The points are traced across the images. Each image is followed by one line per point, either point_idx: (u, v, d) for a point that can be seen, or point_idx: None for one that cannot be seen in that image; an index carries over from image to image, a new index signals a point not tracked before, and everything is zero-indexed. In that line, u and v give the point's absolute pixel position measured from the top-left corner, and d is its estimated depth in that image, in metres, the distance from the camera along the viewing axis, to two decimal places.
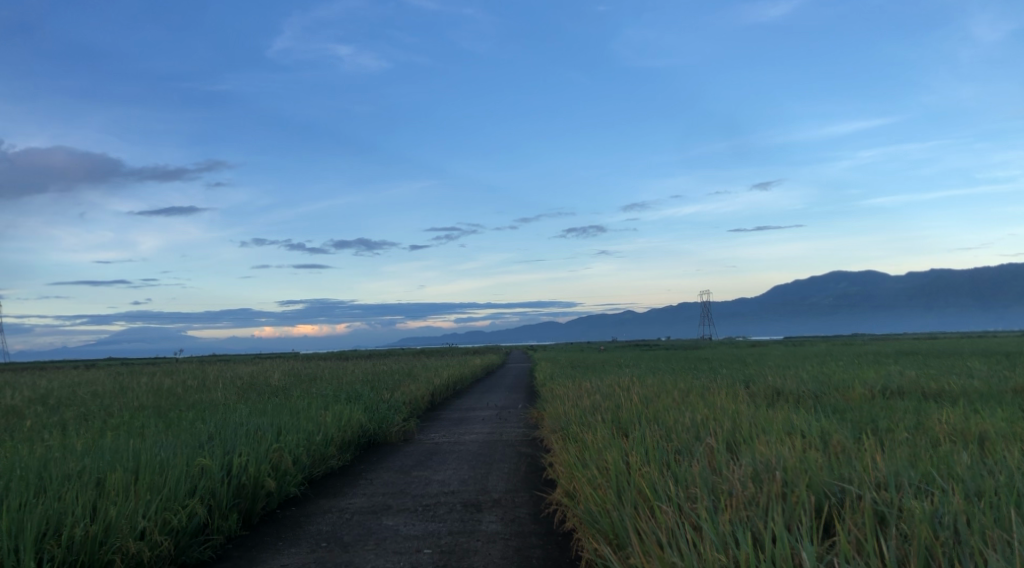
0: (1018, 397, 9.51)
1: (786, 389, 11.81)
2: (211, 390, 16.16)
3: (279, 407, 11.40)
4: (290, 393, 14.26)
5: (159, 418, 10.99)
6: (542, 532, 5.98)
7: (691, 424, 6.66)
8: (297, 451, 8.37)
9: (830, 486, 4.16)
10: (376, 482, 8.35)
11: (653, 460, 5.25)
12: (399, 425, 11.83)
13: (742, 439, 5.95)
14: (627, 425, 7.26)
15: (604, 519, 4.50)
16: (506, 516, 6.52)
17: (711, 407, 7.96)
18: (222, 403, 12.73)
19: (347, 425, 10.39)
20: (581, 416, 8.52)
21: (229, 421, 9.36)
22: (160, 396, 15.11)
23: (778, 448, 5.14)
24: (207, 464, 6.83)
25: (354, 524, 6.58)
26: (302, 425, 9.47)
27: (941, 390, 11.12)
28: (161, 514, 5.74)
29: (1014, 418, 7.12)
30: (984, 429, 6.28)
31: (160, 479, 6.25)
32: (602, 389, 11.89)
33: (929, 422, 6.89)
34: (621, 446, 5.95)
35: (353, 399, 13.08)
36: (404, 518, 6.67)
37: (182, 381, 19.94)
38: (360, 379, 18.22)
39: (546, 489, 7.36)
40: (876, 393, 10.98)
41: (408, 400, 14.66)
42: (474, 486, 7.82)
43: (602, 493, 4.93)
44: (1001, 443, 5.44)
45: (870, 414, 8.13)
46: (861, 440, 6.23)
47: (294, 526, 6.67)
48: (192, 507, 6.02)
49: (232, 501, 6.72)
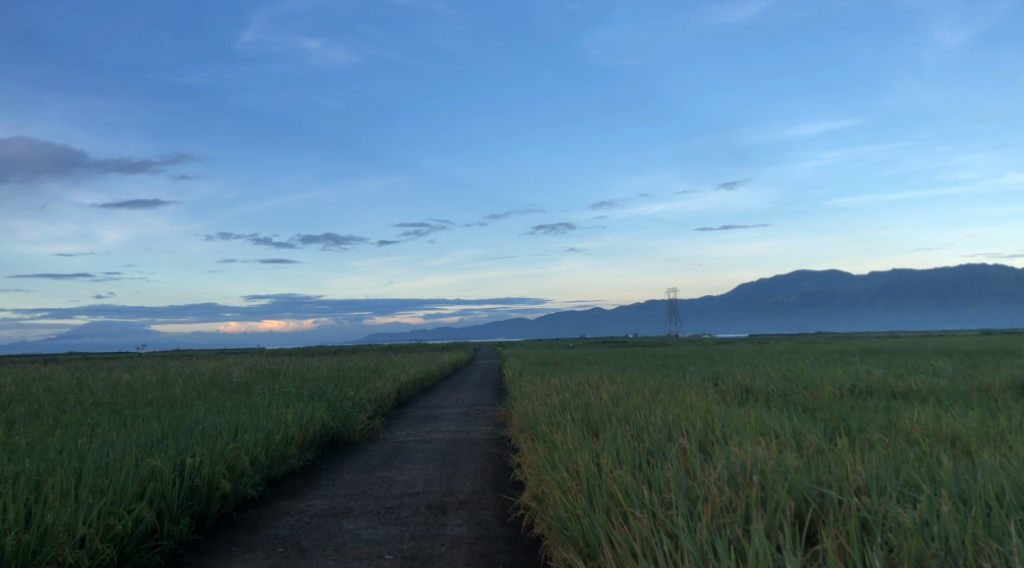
0: (985, 397, 9.56)
1: (755, 387, 11.78)
2: (170, 386, 15.65)
3: (239, 405, 11.01)
4: (251, 391, 13.82)
5: (113, 415, 10.53)
6: (509, 537, 5.77)
7: (663, 424, 6.48)
8: (255, 451, 8.00)
9: (809, 491, 3.97)
10: (337, 482, 8.05)
11: (624, 462, 5.04)
12: (363, 423, 11.51)
13: (715, 440, 5.79)
14: (597, 425, 7.05)
15: (574, 526, 4.28)
16: (472, 518, 6.29)
17: (682, 406, 7.81)
18: (179, 400, 12.26)
19: (309, 423, 10.04)
20: (550, 415, 8.32)
21: (186, 420, 8.95)
22: (115, 392, 14.54)
23: (753, 449, 4.97)
24: (157, 465, 6.42)
25: (313, 527, 6.27)
26: (261, 423, 9.10)
27: (908, 389, 11.15)
28: (104, 519, 5.36)
29: (985, 418, 7.09)
30: (958, 430, 6.20)
31: (104, 482, 5.86)
32: (571, 387, 11.71)
33: (900, 423, 6.80)
34: (593, 447, 5.73)
35: (316, 396, 12.73)
36: (365, 521, 6.38)
37: (140, 376, 19.33)
38: (325, 376, 17.81)
39: (513, 491, 7.15)
40: (844, 391, 10.97)
41: (374, 397, 14.30)
42: (440, 486, 7.56)
43: (572, 497, 4.73)
44: (977, 446, 5.36)
45: (840, 413, 8.08)
46: (835, 441, 6.11)
47: (250, 530, 6.35)
48: (139, 510, 5.65)
49: (183, 503, 6.35)
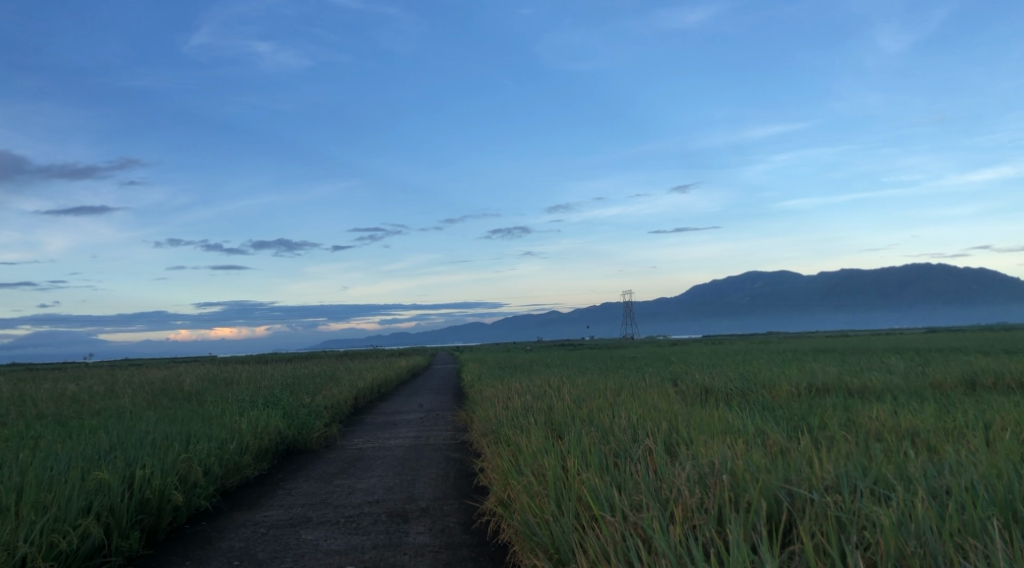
0: (937, 393, 9.79)
1: (714, 387, 11.87)
2: (118, 397, 15.05)
3: (190, 414, 10.64)
4: (203, 400, 13.40)
5: (58, 427, 10.03)
6: (473, 544, 5.64)
7: (628, 424, 6.44)
8: (208, 461, 7.71)
9: (779, 490, 3.94)
10: (295, 491, 7.82)
11: (592, 465, 4.97)
12: (320, 430, 11.22)
13: (682, 441, 5.75)
14: (561, 427, 6.96)
15: (542, 531, 4.18)
16: (435, 526, 6.14)
17: (645, 407, 7.78)
18: (128, 410, 11.79)
19: (264, 432, 9.74)
20: (512, 418, 8.23)
21: (133, 431, 8.57)
22: (60, 403, 13.95)
23: (721, 448, 4.95)
24: (104, 478, 6.10)
25: (270, 539, 6.04)
26: (213, 433, 8.78)
27: (863, 386, 11.35)
28: (47, 536, 5.06)
29: (941, 414, 7.23)
30: (916, 426, 6.29)
31: (47, 497, 5.53)
32: (532, 389, 11.68)
33: (860, 420, 6.88)
34: (558, 451, 5.64)
35: (271, 403, 12.38)
36: (325, 531, 6.18)
37: (87, 387, 18.58)
38: (280, 383, 17.37)
39: (477, 497, 7.03)
40: (801, 390, 11.12)
41: (330, 404, 13.98)
42: (401, 494, 7.38)
43: (540, 502, 4.63)
44: (937, 442, 5.45)
45: (800, 411, 8.17)
46: (797, 439, 6.14)
47: (204, 543, 6.09)
48: (86, 526, 5.35)
49: (134, 517, 6.06)
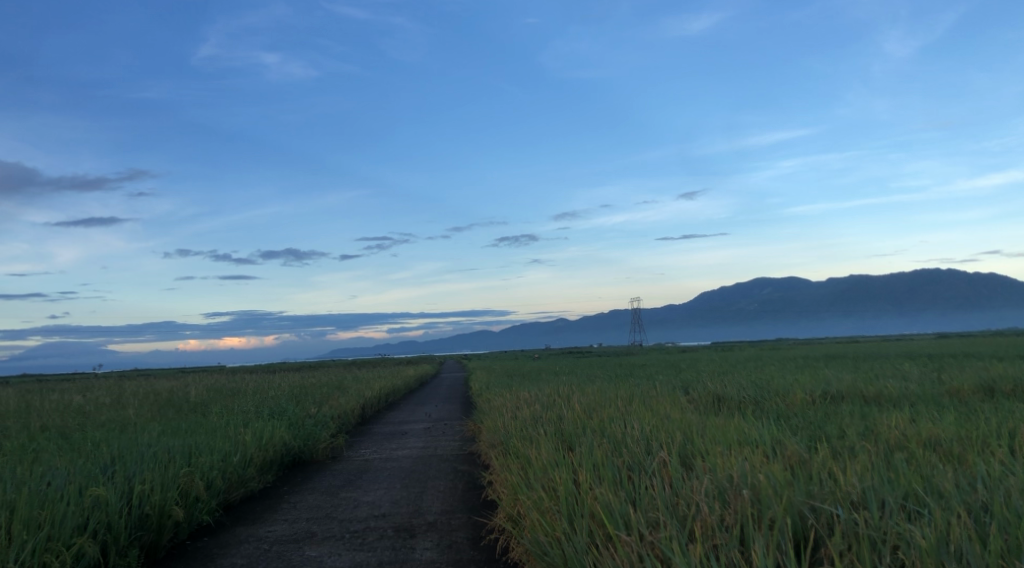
0: (955, 401, 9.51)
1: (726, 395, 11.63)
2: (123, 408, 14.89)
3: (193, 427, 10.44)
4: (209, 411, 13.20)
5: (60, 441, 9.87)
6: (481, 560, 5.46)
7: (640, 435, 6.24)
8: (211, 475, 7.52)
9: (804, 506, 3.73)
10: (300, 505, 7.63)
11: (605, 479, 4.78)
12: (326, 441, 11.04)
13: (697, 453, 5.55)
14: (572, 438, 6.78)
15: (555, 551, 3.99)
16: (442, 541, 5.96)
17: (658, 417, 7.57)
18: (132, 423, 11.62)
19: (269, 444, 9.57)
20: (521, 429, 8.02)
21: (136, 444, 8.38)
22: (64, 415, 13.77)
23: (738, 461, 4.75)
24: (102, 494, 5.92)
25: (273, 556, 5.86)
26: (217, 445, 8.59)
27: (880, 394, 11.08)
28: (41, 557, 4.91)
29: (962, 422, 7.00)
30: (937, 435, 6.07)
31: (41, 515, 5.36)
32: (540, 399, 11.44)
33: (879, 429, 6.66)
34: (569, 464, 5.45)
35: (276, 414, 12.19)
36: (329, 547, 5.98)
37: (93, 398, 18.47)
38: (286, 394, 17.17)
39: (485, 511, 6.83)
40: (816, 397, 10.85)
41: (336, 414, 13.77)
42: (407, 507, 7.19)
43: (551, 519, 4.44)
44: (961, 452, 5.25)
45: (817, 420, 7.94)
46: (814, 449, 5.93)
47: (205, 560, 5.91)
48: (80, 545, 5.17)
49: (132, 534, 5.88)
